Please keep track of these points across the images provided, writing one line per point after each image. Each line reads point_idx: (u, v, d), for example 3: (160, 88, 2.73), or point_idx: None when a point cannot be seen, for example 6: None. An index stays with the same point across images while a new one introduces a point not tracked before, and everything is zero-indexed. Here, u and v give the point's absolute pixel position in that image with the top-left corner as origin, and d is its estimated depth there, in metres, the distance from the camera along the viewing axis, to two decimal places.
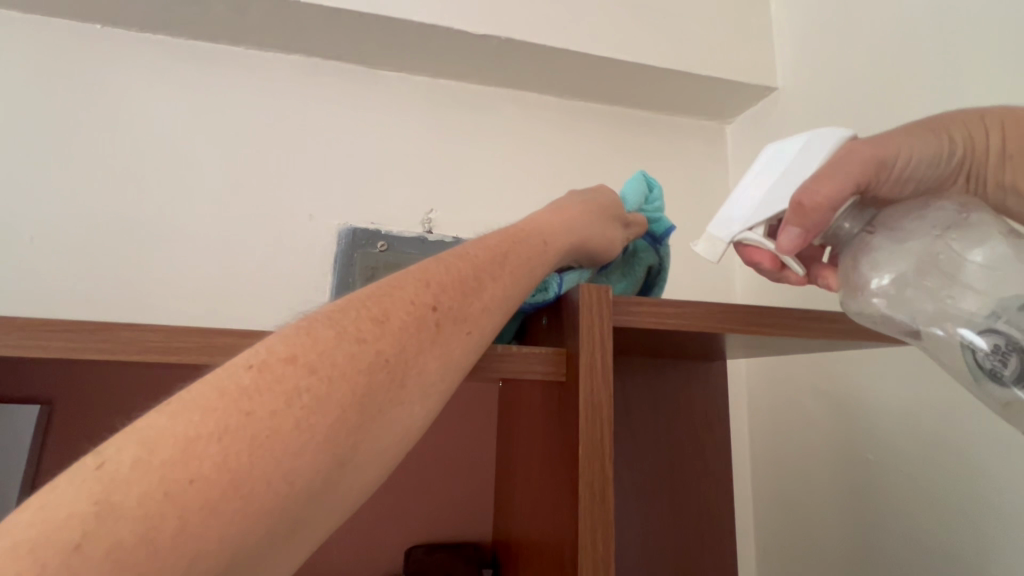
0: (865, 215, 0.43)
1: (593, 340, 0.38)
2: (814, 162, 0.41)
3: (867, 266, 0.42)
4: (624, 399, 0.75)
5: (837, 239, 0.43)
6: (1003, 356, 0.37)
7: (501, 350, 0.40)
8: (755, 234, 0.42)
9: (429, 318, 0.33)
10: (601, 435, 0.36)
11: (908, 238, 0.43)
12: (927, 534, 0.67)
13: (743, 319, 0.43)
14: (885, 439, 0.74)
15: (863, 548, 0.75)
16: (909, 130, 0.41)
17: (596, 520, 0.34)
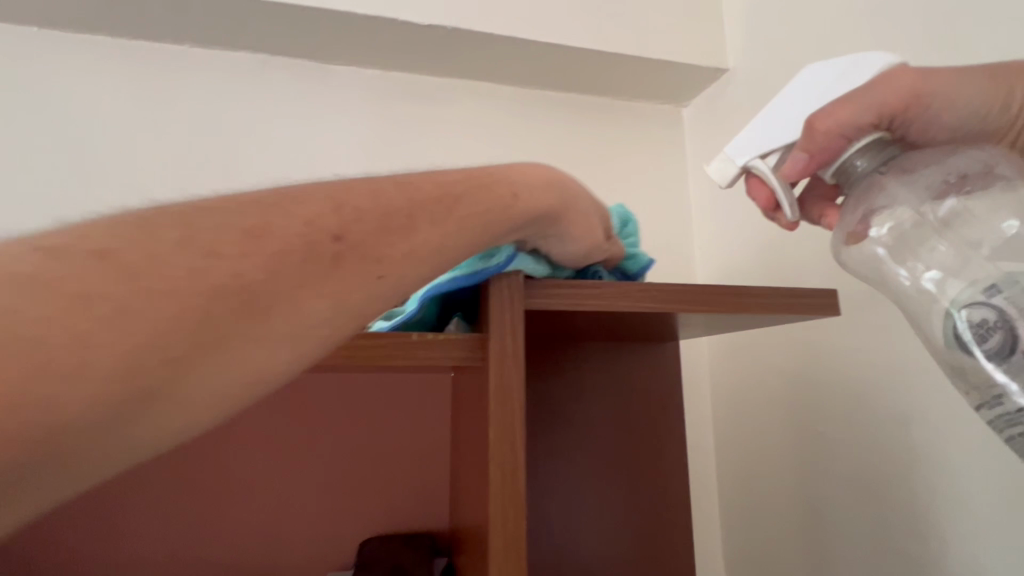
0: (888, 154, 0.39)
1: (503, 325, 0.38)
2: (847, 82, 0.39)
3: (871, 212, 0.42)
4: (582, 384, 0.74)
5: (849, 180, 0.40)
6: (988, 331, 0.34)
7: (418, 337, 0.40)
8: (765, 163, 0.41)
9: (331, 248, 0.32)
10: (514, 412, 0.36)
11: (920, 188, 0.42)
12: (883, 497, 0.69)
13: (662, 295, 0.43)
14: (841, 407, 0.75)
15: (824, 515, 0.77)
16: (963, 73, 0.40)
17: (508, 500, 0.35)
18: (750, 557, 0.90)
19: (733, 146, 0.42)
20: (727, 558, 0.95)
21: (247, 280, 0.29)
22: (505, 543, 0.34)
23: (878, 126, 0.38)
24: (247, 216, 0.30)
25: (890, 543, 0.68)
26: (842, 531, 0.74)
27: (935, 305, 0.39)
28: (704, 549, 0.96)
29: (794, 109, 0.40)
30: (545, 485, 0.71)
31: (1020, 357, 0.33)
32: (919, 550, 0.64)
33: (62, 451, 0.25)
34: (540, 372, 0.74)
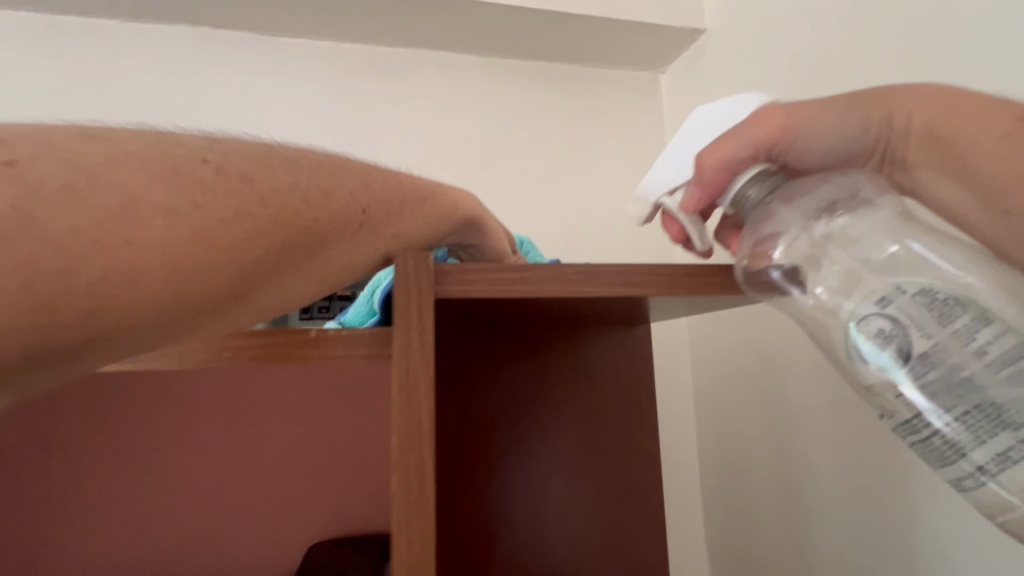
0: (774, 181, 0.35)
1: (409, 316, 0.32)
2: (736, 115, 0.35)
3: (762, 240, 0.37)
4: (546, 371, 0.69)
5: (740, 211, 0.35)
6: (883, 343, 0.31)
7: (317, 334, 0.35)
8: (673, 201, 0.37)
9: (358, 220, 0.34)
10: (420, 418, 0.31)
11: (801, 211, 0.37)
12: (853, 486, 0.65)
13: (601, 277, 0.38)
14: (809, 390, 0.70)
15: (799, 500, 0.73)
16: (834, 101, 0.36)
17: (414, 519, 0.30)
18: (733, 547, 0.86)
19: (642, 183, 0.38)
20: (711, 547, 0.91)
21: (313, 227, 0.31)
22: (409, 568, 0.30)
23: (760, 158, 0.35)
24: (315, 175, 0.32)
25: (870, 534, 0.63)
26: (823, 520, 0.69)
27: (831, 324, 0.35)
28: (687, 539, 0.92)
29: (692, 143, 0.36)
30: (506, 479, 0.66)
31: (916, 368, 0.30)
32: (899, 543, 0.59)
33: (111, 344, 0.25)
34: (504, 358, 0.68)
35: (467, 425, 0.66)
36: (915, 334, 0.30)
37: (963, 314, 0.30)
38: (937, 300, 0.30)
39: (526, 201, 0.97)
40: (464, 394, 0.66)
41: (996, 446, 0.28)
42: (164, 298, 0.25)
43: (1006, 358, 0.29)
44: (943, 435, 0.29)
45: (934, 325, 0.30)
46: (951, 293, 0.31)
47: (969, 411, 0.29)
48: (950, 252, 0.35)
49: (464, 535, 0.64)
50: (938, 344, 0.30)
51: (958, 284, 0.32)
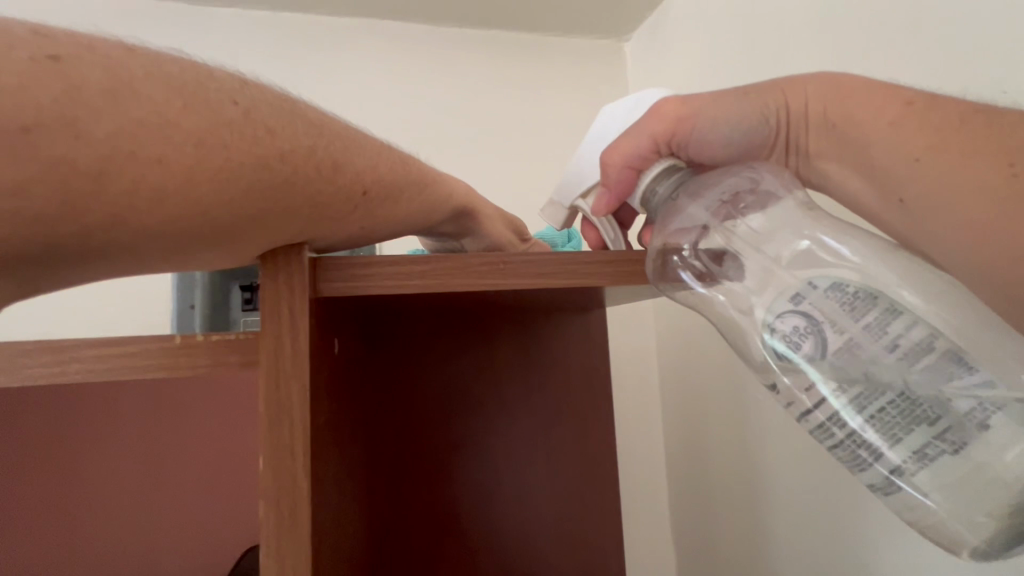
0: (681, 177, 0.37)
1: (282, 319, 0.29)
2: (637, 113, 0.39)
3: (673, 238, 0.38)
4: (495, 362, 0.66)
5: (648, 208, 0.37)
6: (796, 344, 0.31)
7: (183, 340, 0.30)
8: (587, 204, 0.42)
9: (355, 202, 0.31)
10: (293, 433, 0.28)
11: (706, 206, 0.38)
12: (804, 474, 0.63)
13: (510, 269, 0.34)
14: None
15: (756, 485, 0.71)
16: (728, 91, 0.38)
17: (287, 549, 0.27)
18: (697, 530, 0.85)
19: (559, 190, 0.43)
20: (676, 529, 0.90)
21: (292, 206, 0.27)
22: None
23: (660, 155, 0.38)
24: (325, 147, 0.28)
25: (823, 521, 0.60)
26: (780, 504, 0.67)
27: (749, 327, 0.34)
28: (652, 522, 0.91)
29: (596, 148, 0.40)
30: (451, 473, 0.64)
31: (829, 366, 0.30)
32: (851, 529, 0.57)
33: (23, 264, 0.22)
34: (449, 349, 0.65)
35: (410, 421, 0.63)
36: (829, 330, 0.30)
37: (872, 307, 0.30)
38: (847, 294, 0.30)
39: (482, 180, 0.93)
40: (404, 389, 0.63)
41: (910, 444, 0.28)
42: (140, 219, 0.23)
43: (916, 349, 0.28)
44: (855, 435, 0.29)
45: (840, 321, 0.30)
46: (861, 286, 0.31)
47: (884, 408, 0.28)
48: (857, 244, 0.34)
49: (411, 535, 0.62)
50: (851, 339, 0.29)
51: (865, 274, 0.32)
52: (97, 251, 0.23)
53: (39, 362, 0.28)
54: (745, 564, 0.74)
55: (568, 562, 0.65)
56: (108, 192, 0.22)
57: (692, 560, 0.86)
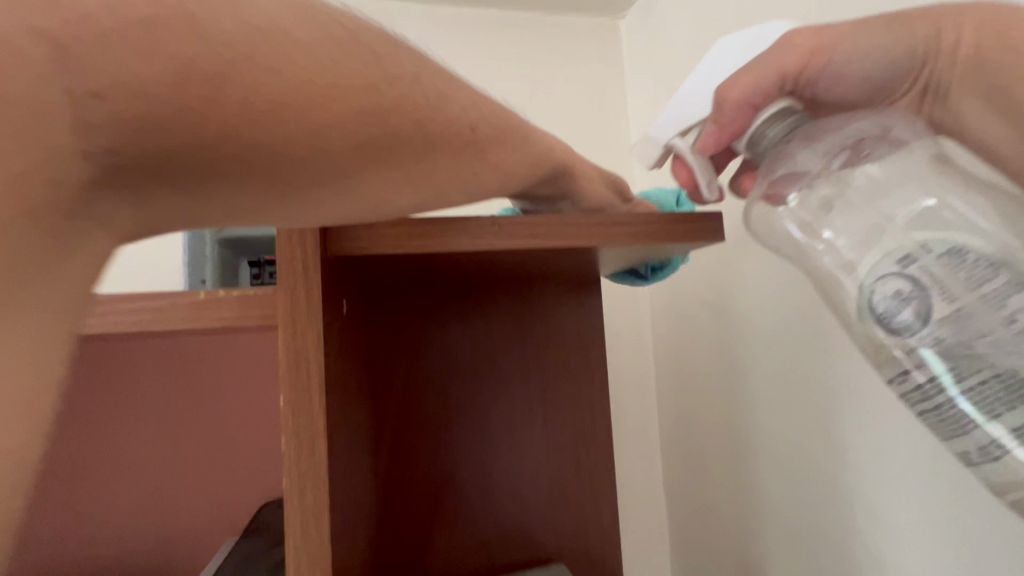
0: (799, 119, 0.34)
1: (296, 274, 0.31)
2: (760, 44, 0.34)
3: (781, 182, 0.37)
4: (488, 330, 0.68)
5: (754, 153, 0.34)
6: (899, 305, 0.30)
7: (207, 296, 0.33)
8: (685, 142, 0.36)
9: (467, 139, 0.30)
10: (308, 376, 0.30)
11: (822, 150, 0.36)
12: (789, 441, 0.65)
13: (510, 230, 0.37)
14: (754, 343, 0.70)
15: (742, 452, 0.74)
16: (869, 19, 0.34)
17: (307, 476, 0.30)
18: (686, 494, 0.88)
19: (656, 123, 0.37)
20: (667, 493, 0.93)
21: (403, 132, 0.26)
22: (304, 527, 0.30)
23: (783, 92, 0.34)
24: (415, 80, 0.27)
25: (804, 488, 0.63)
26: (766, 470, 0.69)
27: (849, 282, 0.34)
28: (645, 489, 0.94)
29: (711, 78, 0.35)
30: (451, 437, 0.67)
31: (930, 332, 0.30)
32: (834, 498, 0.59)
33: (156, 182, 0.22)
34: (448, 316, 0.67)
35: (408, 387, 0.66)
36: (937, 297, 0.29)
37: (993, 276, 0.29)
38: (966, 260, 0.29)
39: None
40: (404, 357, 0.66)
41: (1013, 421, 0.28)
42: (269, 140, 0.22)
43: None
44: (953, 403, 0.29)
45: (954, 288, 0.29)
46: (985, 255, 0.30)
47: (985, 381, 0.29)
48: (995, 212, 0.33)
49: (415, 494, 0.65)
50: (962, 308, 0.29)
51: (998, 240, 0.31)
52: (220, 175, 0.22)
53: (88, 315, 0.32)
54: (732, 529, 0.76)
55: (562, 521, 0.69)
56: (214, 119, 0.21)
57: (679, 525, 0.89)
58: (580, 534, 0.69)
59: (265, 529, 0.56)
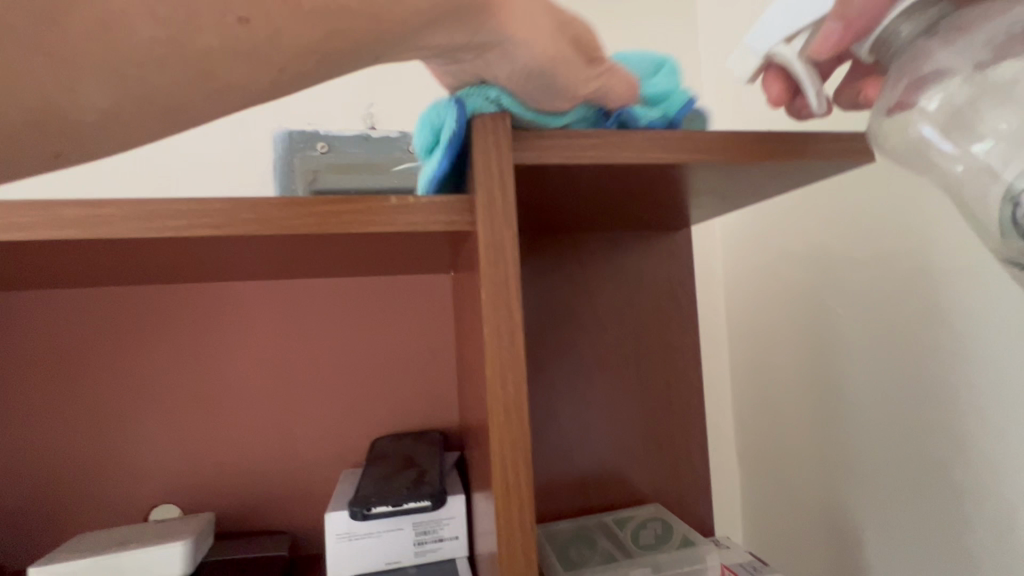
0: (941, 10, 0.30)
1: (491, 177, 0.33)
2: None
3: (919, 81, 0.34)
4: (586, 276, 0.71)
5: (884, 51, 0.33)
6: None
7: (397, 201, 0.35)
8: (789, 49, 0.34)
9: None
10: (507, 271, 0.32)
11: (970, 47, 0.33)
12: (893, 387, 0.60)
13: (672, 145, 0.38)
14: (851, 281, 0.65)
15: (833, 402, 0.68)
16: None
17: (506, 363, 0.32)
18: (761, 449, 0.82)
19: (751, 33, 0.35)
20: (740, 449, 0.87)
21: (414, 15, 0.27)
22: (506, 408, 0.32)
23: None
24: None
25: (907, 446, 0.59)
26: (864, 421, 0.64)
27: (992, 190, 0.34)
28: (719, 448, 0.87)
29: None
30: (547, 377, 0.69)
31: None
32: (952, 462, 0.54)
33: None
34: (542, 261, 0.70)
35: None
36: None
37: None
38: None
39: None
40: None
41: None
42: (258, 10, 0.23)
43: None
44: None
45: None
46: None
47: None
48: None
49: None
50: None
51: None
52: None
53: (287, 216, 0.33)
54: (823, 490, 0.71)
55: (656, 463, 0.71)
56: None
57: (754, 486, 0.84)
58: (675, 476, 0.71)
59: (389, 458, 0.58)
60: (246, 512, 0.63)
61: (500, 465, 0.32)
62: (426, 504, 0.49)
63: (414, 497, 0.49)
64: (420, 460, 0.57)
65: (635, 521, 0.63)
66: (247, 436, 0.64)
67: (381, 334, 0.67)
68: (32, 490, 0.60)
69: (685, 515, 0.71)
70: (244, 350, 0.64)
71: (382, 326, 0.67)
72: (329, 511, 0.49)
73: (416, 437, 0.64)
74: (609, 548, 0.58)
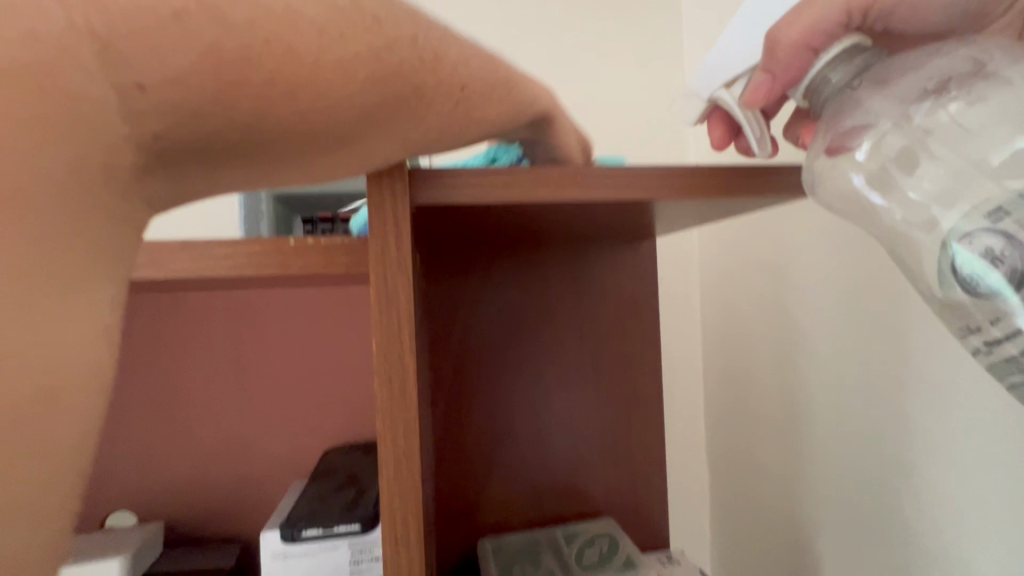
0: (866, 60, 0.29)
1: (385, 224, 0.32)
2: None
3: (846, 131, 0.32)
4: (544, 288, 0.69)
5: (813, 100, 0.30)
6: (988, 266, 0.25)
7: (296, 244, 0.34)
8: (731, 94, 0.34)
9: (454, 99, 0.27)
10: (400, 322, 0.31)
11: (896, 96, 0.32)
12: (846, 419, 0.57)
13: (587, 181, 0.35)
14: (810, 302, 0.62)
15: (795, 427, 0.66)
16: None
17: (398, 418, 0.31)
18: (729, 462, 0.81)
19: (698, 79, 0.35)
20: (710, 460, 0.86)
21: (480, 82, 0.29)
22: (396, 460, 0.31)
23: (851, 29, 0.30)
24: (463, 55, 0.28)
25: (858, 476, 0.56)
26: (819, 446, 0.62)
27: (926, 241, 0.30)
28: (688, 458, 0.86)
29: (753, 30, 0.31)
30: (499, 392, 0.69)
31: None
32: (900, 500, 0.51)
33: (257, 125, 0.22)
34: (498, 273, 0.69)
35: (466, 342, 0.68)
36: None
37: None
38: None
39: None
40: (461, 315, 0.68)
41: None
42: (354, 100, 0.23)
43: None
44: None
45: None
46: None
47: None
48: None
49: (466, 442, 0.68)
50: None
51: None
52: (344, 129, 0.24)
53: (185, 258, 0.33)
54: (781, 511, 0.69)
55: (613, 476, 0.70)
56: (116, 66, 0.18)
57: (720, 498, 0.84)
58: (631, 490, 0.71)
59: (334, 474, 0.58)
60: (201, 518, 0.64)
61: (392, 517, 0.31)
62: (356, 526, 0.49)
63: (345, 520, 0.50)
64: (364, 478, 0.57)
65: (584, 537, 0.63)
66: (198, 444, 0.65)
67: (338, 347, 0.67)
68: None
69: (641, 529, 0.71)
70: (197, 360, 0.65)
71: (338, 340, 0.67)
72: (264, 531, 0.50)
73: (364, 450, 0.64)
74: (552, 566, 0.58)
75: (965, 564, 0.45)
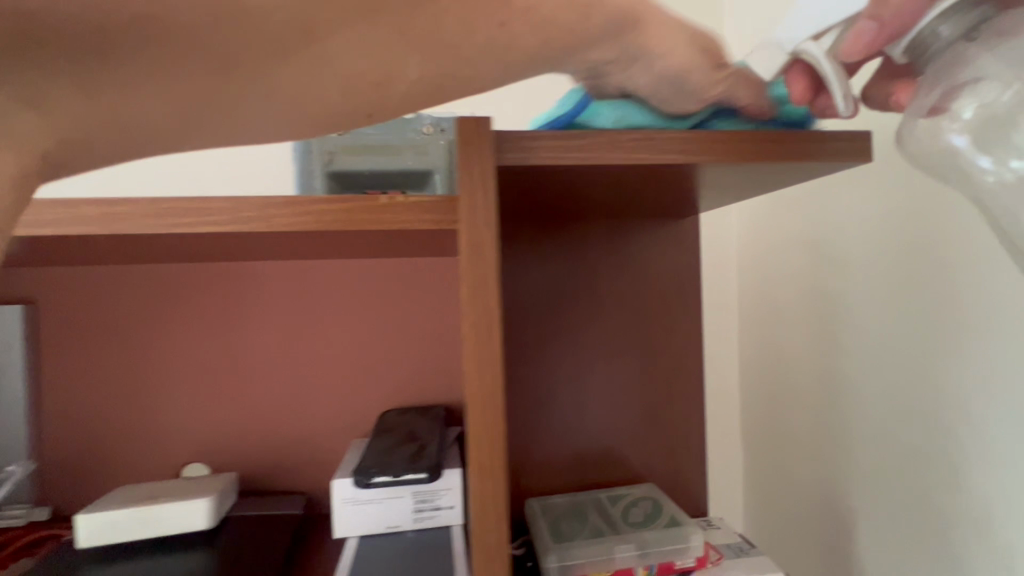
0: (981, 13, 0.28)
1: (476, 180, 0.35)
2: None
3: (954, 88, 0.31)
4: (587, 260, 0.72)
5: (919, 52, 0.30)
6: None
7: (385, 201, 0.37)
8: (819, 47, 0.32)
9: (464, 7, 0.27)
10: (486, 272, 0.34)
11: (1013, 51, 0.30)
12: (885, 387, 0.59)
13: (658, 146, 0.37)
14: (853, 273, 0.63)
15: (832, 398, 0.67)
16: None
17: (483, 359, 0.34)
18: (765, 435, 0.83)
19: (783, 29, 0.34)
20: (745, 433, 0.88)
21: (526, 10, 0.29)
22: (479, 398, 0.34)
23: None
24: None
25: (897, 443, 0.58)
26: (859, 414, 0.63)
27: None
28: (723, 431, 0.88)
29: None
30: (544, 360, 0.72)
31: None
32: (945, 465, 0.52)
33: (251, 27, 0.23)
34: (544, 246, 0.71)
35: (513, 312, 0.71)
36: None
37: None
38: None
39: None
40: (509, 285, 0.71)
41: None
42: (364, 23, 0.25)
43: None
44: None
45: None
46: None
47: None
48: None
49: (512, 409, 0.71)
50: None
51: None
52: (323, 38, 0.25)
53: (288, 213, 0.36)
54: (818, 480, 0.71)
55: (653, 444, 0.73)
56: None
57: (755, 470, 0.86)
58: (670, 458, 0.73)
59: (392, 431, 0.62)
60: (266, 471, 0.69)
61: (479, 449, 0.35)
62: (423, 475, 0.53)
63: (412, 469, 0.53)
64: (422, 435, 0.61)
65: (628, 499, 0.66)
66: (262, 403, 0.69)
67: (390, 315, 0.71)
68: (78, 444, 0.67)
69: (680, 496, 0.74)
70: (260, 326, 0.69)
71: (390, 308, 0.70)
72: (335, 479, 0.53)
73: (422, 412, 0.67)
74: (599, 523, 0.61)
75: (1010, 525, 0.47)
